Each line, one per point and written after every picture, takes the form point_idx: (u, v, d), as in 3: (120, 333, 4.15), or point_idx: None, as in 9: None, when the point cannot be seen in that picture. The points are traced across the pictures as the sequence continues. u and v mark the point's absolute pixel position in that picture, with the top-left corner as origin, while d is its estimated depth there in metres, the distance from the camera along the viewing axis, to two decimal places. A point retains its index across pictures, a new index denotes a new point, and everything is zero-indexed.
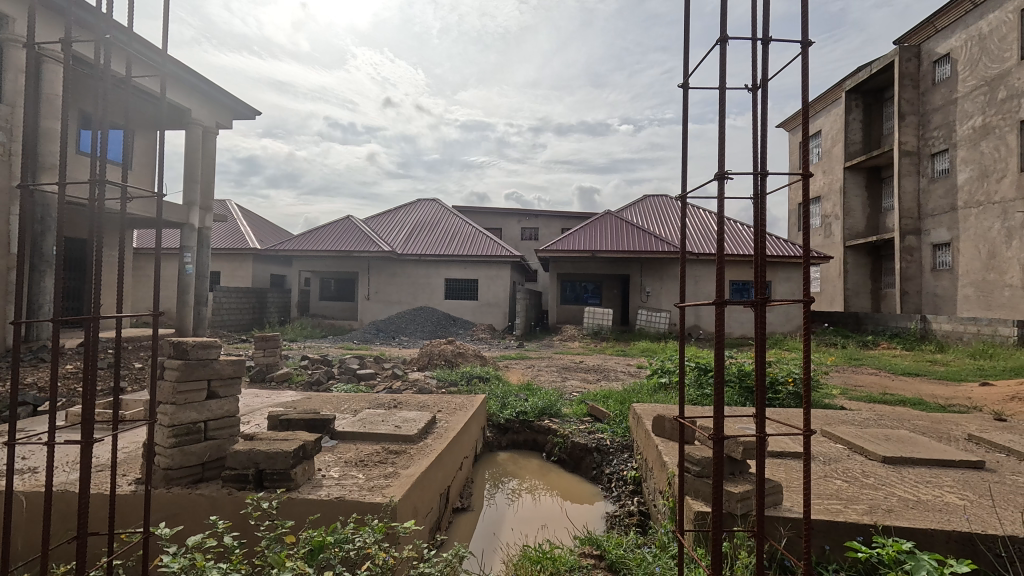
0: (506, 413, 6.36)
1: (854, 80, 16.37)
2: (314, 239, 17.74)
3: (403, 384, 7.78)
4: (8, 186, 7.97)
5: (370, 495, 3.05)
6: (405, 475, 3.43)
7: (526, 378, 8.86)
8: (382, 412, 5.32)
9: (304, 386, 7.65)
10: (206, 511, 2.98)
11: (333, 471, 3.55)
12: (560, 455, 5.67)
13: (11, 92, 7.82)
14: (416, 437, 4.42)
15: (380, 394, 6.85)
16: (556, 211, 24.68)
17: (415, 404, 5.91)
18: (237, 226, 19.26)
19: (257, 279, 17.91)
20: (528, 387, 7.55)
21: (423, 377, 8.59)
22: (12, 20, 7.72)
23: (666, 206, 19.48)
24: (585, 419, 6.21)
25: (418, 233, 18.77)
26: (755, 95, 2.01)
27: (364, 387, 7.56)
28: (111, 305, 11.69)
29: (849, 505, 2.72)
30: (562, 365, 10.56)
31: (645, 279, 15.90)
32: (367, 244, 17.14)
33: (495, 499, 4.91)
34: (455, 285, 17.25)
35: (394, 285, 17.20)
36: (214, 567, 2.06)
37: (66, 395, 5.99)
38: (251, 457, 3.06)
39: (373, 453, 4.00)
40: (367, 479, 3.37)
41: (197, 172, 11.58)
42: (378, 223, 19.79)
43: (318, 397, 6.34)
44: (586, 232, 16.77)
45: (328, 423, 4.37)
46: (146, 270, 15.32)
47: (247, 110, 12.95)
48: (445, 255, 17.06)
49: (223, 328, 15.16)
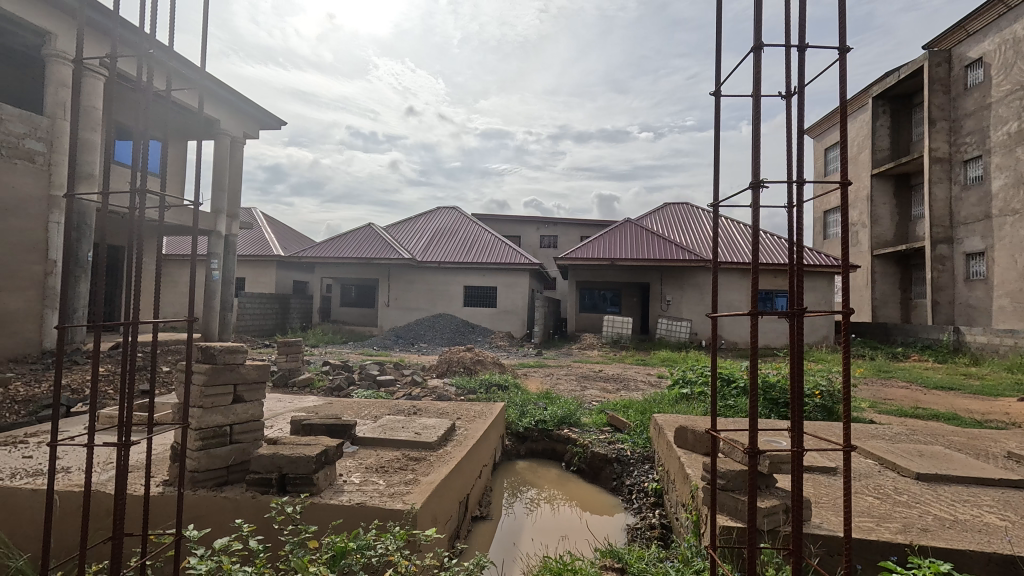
0: (525, 422, 6.33)
1: (881, 86, 16.07)
2: (336, 246, 18.01)
3: (422, 391, 7.81)
4: (48, 196, 8.34)
5: (392, 501, 3.07)
6: (425, 483, 3.45)
7: (545, 386, 8.85)
8: (402, 419, 5.35)
9: (325, 392, 7.77)
10: (232, 514, 3.04)
11: (354, 477, 3.58)
12: (579, 465, 5.62)
13: (53, 105, 8.27)
14: (436, 444, 4.44)
15: (400, 401, 6.91)
16: (574, 219, 24.67)
17: (434, 411, 5.94)
18: (263, 233, 19.70)
19: (280, 285, 18.24)
20: (547, 395, 7.52)
21: (442, 384, 8.60)
22: (54, 36, 8.20)
23: (687, 213, 19.33)
24: (605, 428, 6.15)
25: (438, 240, 18.93)
26: (789, 102, 1.97)
27: (384, 394, 7.64)
28: (140, 311, 11.99)
29: (882, 524, 2.63)
30: (581, 374, 10.44)
31: (665, 289, 15.73)
32: (387, 251, 17.34)
33: (513, 508, 4.88)
34: (475, 291, 17.33)
35: (413, 292, 17.35)
36: (239, 570, 2.11)
37: (98, 397, 6.20)
38: (274, 462, 3.11)
39: (394, 459, 4.03)
40: (387, 485, 3.40)
41: (225, 179, 11.87)
42: (399, 230, 20.04)
43: (339, 402, 6.41)
44: (606, 240, 16.68)
45: (349, 428, 4.42)
46: (172, 275, 15.69)
47: (273, 120, 13.25)
48: (465, 262, 17.13)
49: (247, 333, 15.45)
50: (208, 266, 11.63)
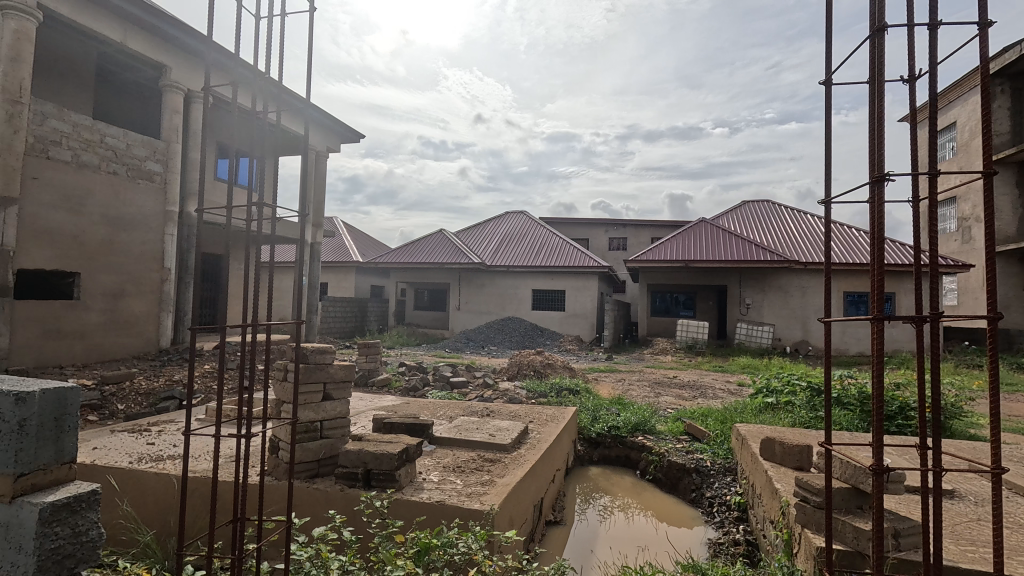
0: (598, 427, 6.24)
1: (998, 63, 14.32)
2: (410, 251, 18.76)
3: (494, 393, 7.93)
4: (164, 210, 9.38)
5: (470, 501, 3.14)
6: (502, 484, 3.49)
7: (617, 392, 8.69)
8: (476, 420, 5.45)
9: (403, 392, 8.10)
10: (324, 505, 3.24)
11: (433, 475, 3.70)
12: (655, 474, 5.44)
13: (168, 130, 9.32)
14: (510, 446, 4.48)
15: (473, 402, 7.06)
16: (645, 220, 24.05)
17: (507, 414, 6.01)
18: (343, 240, 20.91)
19: (358, 290, 19.25)
20: (620, 401, 7.37)
21: (513, 387, 8.68)
22: (168, 68, 9.23)
23: (768, 211, 18.24)
24: (682, 437, 5.93)
25: (507, 244, 19.17)
26: (913, 86, 1.82)
27: (458, 395, 7.84)
28: (238, 314, 13.12)
29: (1013, 557, 2.33)
30: (655, 380, 10.14)
31: (744, 292, 14.91)
32: (458, 256, 17.80)
33: (586, 514, 4.82)
34: (543, 295, 17.35)
35: (483, 296, 17.67)
36: (335, 561, 2.33)
37: (206, 392, 6.85)
38: (360, 457, 3.28)
39: (470, 460, 4.12)
40: (465, 485, 3.48)
41: (311, 191, 12.72)
42: (469, 235, 20.51)
43: (416, 402, 6.66)
44: (679, 241, 16.10)
45: (427, 428, 4.56)
46: (265, 281, 17.03)
47: (352, 133, 14.04)
48: (533, 266, 17.21)
49: (330, 335, 16.45)
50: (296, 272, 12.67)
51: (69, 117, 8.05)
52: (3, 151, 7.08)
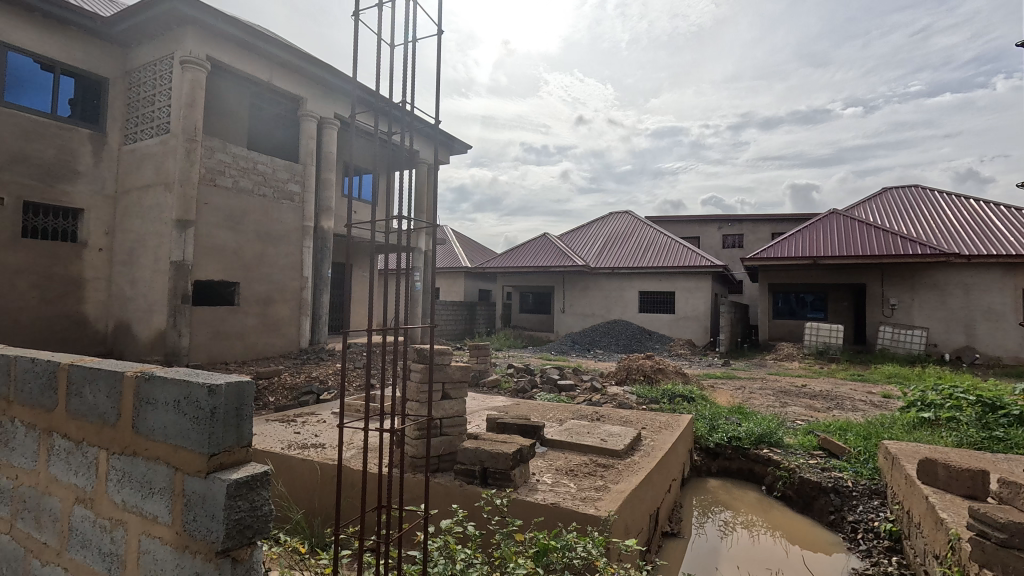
0: (717, 437, 5.85)
1: None
2: (515, 256, 19.19)
3: (603, 397, 7.81)
4: (302, 226, 10.64)
5: (585, 505, 3.12)
6: (616, 491, 3.42)
7: (736, 400, 8.11)
8: (586, 424, 5.40)
9: (512, 393, 8.28)
10: (446, 498, 3.44)
11: (546, 477, 3.73)
12: (784, 491, 4.98)
13: (304, 155, 10.57)
14: (623, 452, 4.37)
15: (582, 405, 7.02)
16: (764, 215, 22.19)
17: (618, 419, 5.88)
18: (453, 247, 21.96)
19: (467, 294, 20.09)
20: (742, 409, 6.86)
21: (622, 392, 8.48)
22: (304, 99, 10.45)
23: (917, 198, 15.89)
24: (817, 452, 5.35)
25: (611, 246, 18.81)
26: None
27: (566, 398, 7.83)
28: (363, 318, 14.37)
29: None
30: (779, 388, 9.31)
31: (888, 291, 13.12)
32: (563, 259, 17.82)
33: (705, 529, 4.55)
34: (651, 297, 16.75)
35: (588, 298, 17.50)
36: (461, 552, 2.47)
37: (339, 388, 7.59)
38: (477, 455, 3.42)
39: (582, 464, 4.09)
40: (579, 489, 3.46)
41: (425, 202, 13.57)
42: (572, 237, 20.46)
43: (526, 404, 6.77)
44: (806, 236, 14.62)
45: (539, 430, 4.61)
46: (385, 287, 18.45)
47: (461, 145, 14.71)
48: (640, 267, 16.68)
49: (442, 337, 17.37)
50: (411, 278, 13.56)
51: (231, 150, 9.41)
52: (184, 182, 8.48)
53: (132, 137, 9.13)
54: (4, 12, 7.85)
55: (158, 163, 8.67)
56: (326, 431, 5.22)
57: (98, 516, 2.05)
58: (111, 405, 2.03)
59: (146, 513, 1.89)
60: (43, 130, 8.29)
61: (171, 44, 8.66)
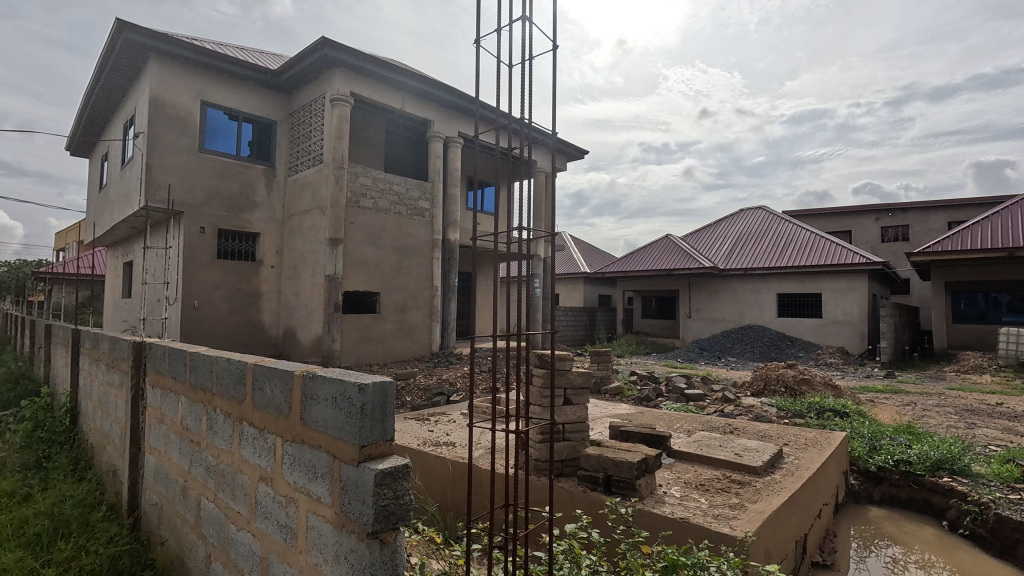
0: (879, 459, 5.09)
1: None
2: (636, 260, 18.67)
3: (737, 409, 7.25)
4: (431, 239, 11.49)
5: (718, 523, 2.93)
6: (754, 511, 3.15)
7: (904, 418, 6.99)
8: (718, 437, 5.06)
9: (635, 400, 8.05)
10: (570, 503, 3.46)
11: (674, 490, 3.57)
12: (973, 529, 4.18)
13: (433, 172, 11.45)
14: (762, 470, 4.01)
15: (712, 416, 6.59)
16: (936, 201, 18.89)
17: (755, 433, 5.42)
18: (572, 253, 22.03)
19: (587, 300, 19.99)
20: (912, 429, 5.90)
21: (760, 403, 7.78)
22: (432, 122, 11.34)
23: None
24: (1020, 485, 4.40)
25: (743, 245, 17.41)
26: None
27: (694, 408, 7.42)
28: (487, 324, 15.02)
29: None
30: (963, 406, 7.82)
31: None
32: (687, 260, 16.91)
33: (866, 563, 3.99)
34: (792, 300, 15.16)
35: (717, 302, 16.37)
36: (586, 559, 2.47)
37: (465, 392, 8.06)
38: (600, 462, 3.40)
39: (714, 479, 3.84)
40: (711, 506, 3.25)
41: (543, 210, 13.94)
42: (698, 238, 19.34)
43: (651, 412, 6.54)
44: (996, 224, 12.14)
45: (665, 441, 4.43)
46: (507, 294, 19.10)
47: (577, 151, 14.77)
48: (778, 267, 15.19)
49: (563, 343, 17.47)
50: (532, 285, 13.88)
51: (372, 174, 10.51)
52: (335, 205, 9.66)
53: (295, 169, 10.64)
54: (204, 77, 9.68)
55: (314, 190, 9.97)
56: (456, 430, 5.58)
57: (276, 493, 2.41)
58: (284, 399, 2.40)
59: (312, 493, 2.19)
60: (231, 169, 10.04)
61: (323, 86, 9.96)
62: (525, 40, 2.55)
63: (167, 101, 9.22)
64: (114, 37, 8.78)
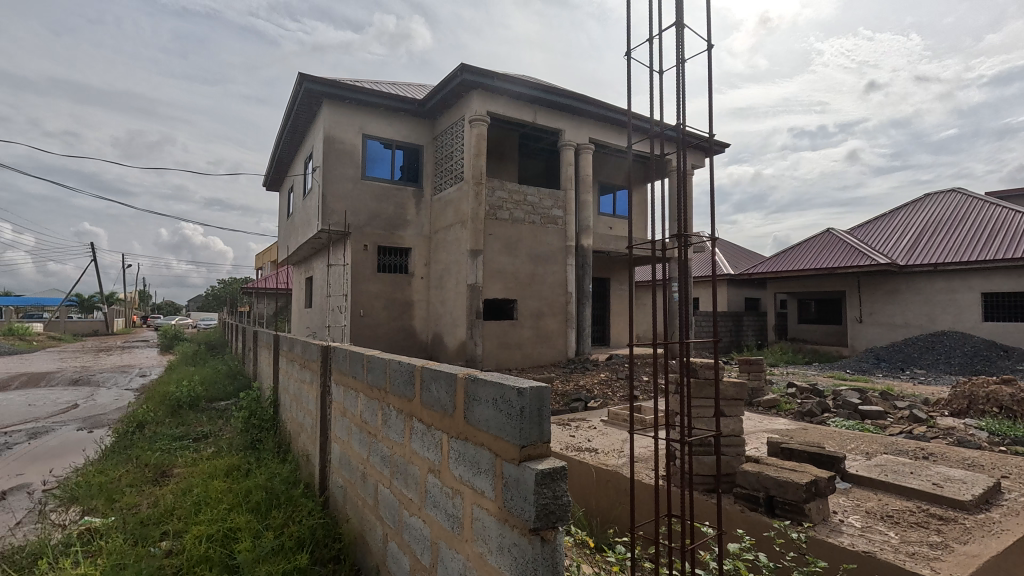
0: None
1: None
2: (789, 259, 16.86)
3: (930, 430, 6.13)
4: (564, 246, 11.62)
5: (915, 564, 2.51)
6: (965, 554, 2.64)
7: None
8: (907, 462, 4.33)
9: (795, 415, 7.26)
10: (727, 522, 3.27)
11: (853, 520, 3.15)
12: None
13: (564, 179, 11.57)
14: (972, 505, 3.34)
15: (897, 438, 5.66)
16: None
17: (959, 460, 4.53)
18: (713, 254, 20.62)
19: (732, 304, 18.52)
20: None
21: (963, 425, 6.48)
22: (562, 130, 11.53)
23: None
24: None
25: (930, 236, 14.70)
26: None
27: (871, 427, 6.44)
28: (623, 330, 14.72)
29: None
30: None
31: None
32: (855, 257, 14.79)
33: None
34: (1004, 300, 12.37)
35: (897, 304, 14.02)
36: None
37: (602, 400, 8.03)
38: (761, 481, 3.16)
39: (906, 512, 3.30)
40: (904, 542, 2.80)
41: (680, 211, 13.45)
42: (868, 231, 16.82)
43: (817, 429, 5.84)
44: None
45: (838, 462, 3.92)
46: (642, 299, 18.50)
47: (717, 145, 13.85)
48: (982, 260, 12.53)
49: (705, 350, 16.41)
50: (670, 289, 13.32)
51: (508, 187, 11.00)
52: (475, 219, 10.29)
53: (440, 188, 11.59)
54: (364, 114, 11.05)
55: (457, 206, 10.74)
56: (597, 436, 5.60)
57: (444, 484, 2.66)
58: (449, 398, 2.64)
59: (476, 487, 2.37)
60: (387, 193, 11.29)
61: (462, 108, 10.72)
62: (676, 45, 2.57)
63: (337, 138, 10.70)
64: (298, 89, 10.47)
